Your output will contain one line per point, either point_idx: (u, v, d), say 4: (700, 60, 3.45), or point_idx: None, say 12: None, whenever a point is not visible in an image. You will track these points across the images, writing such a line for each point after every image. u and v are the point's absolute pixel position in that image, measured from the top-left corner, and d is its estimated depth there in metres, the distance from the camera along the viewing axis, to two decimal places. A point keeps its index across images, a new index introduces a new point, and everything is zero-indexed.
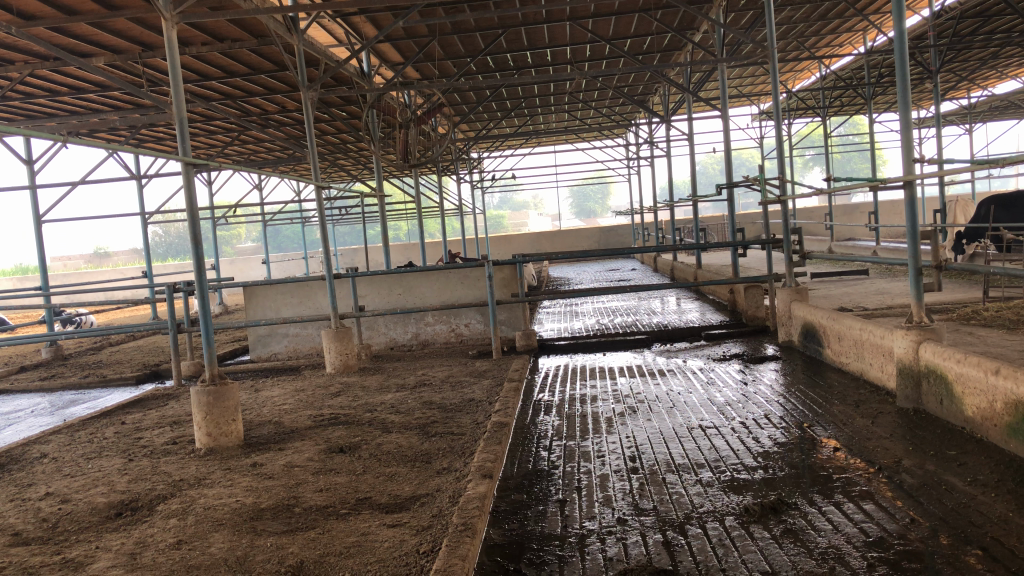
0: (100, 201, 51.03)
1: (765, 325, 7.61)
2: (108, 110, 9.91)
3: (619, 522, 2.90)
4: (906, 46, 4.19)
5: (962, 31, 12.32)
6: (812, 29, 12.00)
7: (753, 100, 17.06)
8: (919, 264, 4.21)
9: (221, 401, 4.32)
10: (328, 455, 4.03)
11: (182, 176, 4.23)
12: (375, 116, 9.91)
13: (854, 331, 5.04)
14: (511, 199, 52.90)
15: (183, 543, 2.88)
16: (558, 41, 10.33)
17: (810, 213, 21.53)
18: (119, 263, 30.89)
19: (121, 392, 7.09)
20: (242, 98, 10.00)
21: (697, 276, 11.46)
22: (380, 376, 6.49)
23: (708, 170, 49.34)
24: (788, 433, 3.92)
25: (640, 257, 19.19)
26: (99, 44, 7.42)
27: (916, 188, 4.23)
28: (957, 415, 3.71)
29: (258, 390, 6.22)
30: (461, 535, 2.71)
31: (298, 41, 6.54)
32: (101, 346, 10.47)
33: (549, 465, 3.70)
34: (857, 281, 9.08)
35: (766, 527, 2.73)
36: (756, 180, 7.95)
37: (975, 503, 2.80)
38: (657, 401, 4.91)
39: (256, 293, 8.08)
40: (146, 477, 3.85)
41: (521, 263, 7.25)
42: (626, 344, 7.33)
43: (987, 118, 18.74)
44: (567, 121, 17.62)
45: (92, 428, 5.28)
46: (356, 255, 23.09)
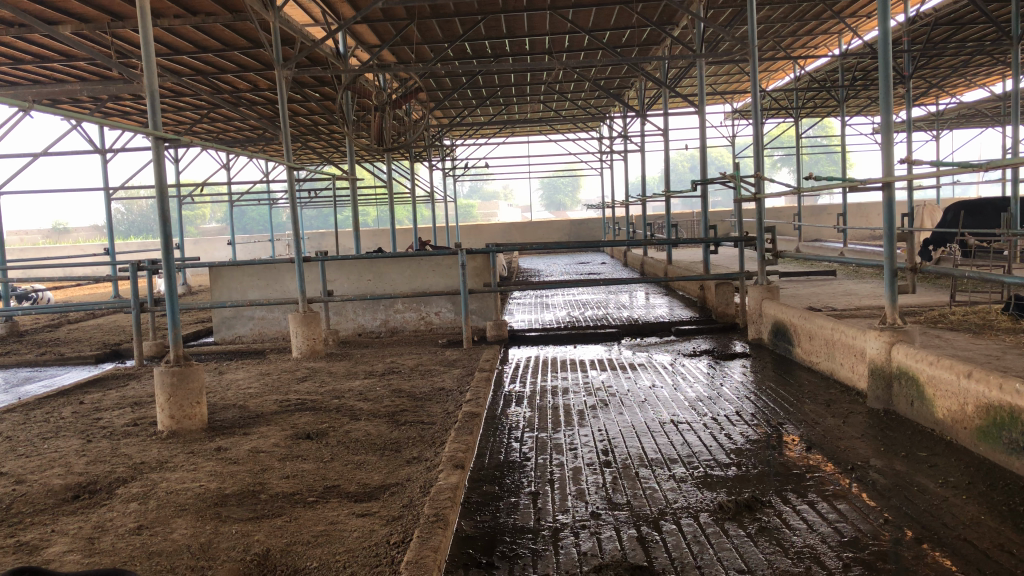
0: (62, 175, 49.94)
1: (734, 322, 7.64)
2: (73, 80, 9.64)
3: (592, 516, 2.87)
4: (890, 45, 4.19)
5: (935, 38, 12.47)
6: (788, 30, 12.06)
7: (727, 99, 17.15)
8: (894, 265, 4.22)
9: (185, 383, 4.21)
10: (294, 441, 3.95)
11: (151, 151, 4.09)
12: (349, 99, 9.76)
13: (826, 330, 5.06)
14: (481, 189, 52.81)
15: (143, 528, 2.79)
16: (537, 30, 10.24)
17: (778, 213, 21.73)
18: (79, 239, 30.26)
19: (79, 371, 6.92)
20: (214, 74, 9.79)
21: (666, 271, 11.49)
22: (348, 362, 6.40)
23: (679, 167, 49.66)
24: (759, 431, 3.92)
25: (610, 252, 19.23)
26: (66, 11, 7.21)
27: (894, 190, 4.22)
28: (927, 417, 3.73)
29: (222, 373, 6.10)
30: (433, 526, 2.66)
31: (275, 18, 6.38)
32: (58, 323, 10.21)
33: (521, 457, 3.66)
34: (826, 281, 9.16)
35: (741, 525, 2.72)
36: (730, 177, 7.95)
37: (947, 504, 2.81)
38: (628, 394, 4.90)
39: (222, 274, 7.93)
40: (105, 458, 3.73)
41: (493, 253, 7.19)
42: (597, 337, 7.32)
43: (953, 125, 19.06)
44: (541, 112, 17.56)
45: (48, 406, 5.13)
46: (323, 240, 22.86)
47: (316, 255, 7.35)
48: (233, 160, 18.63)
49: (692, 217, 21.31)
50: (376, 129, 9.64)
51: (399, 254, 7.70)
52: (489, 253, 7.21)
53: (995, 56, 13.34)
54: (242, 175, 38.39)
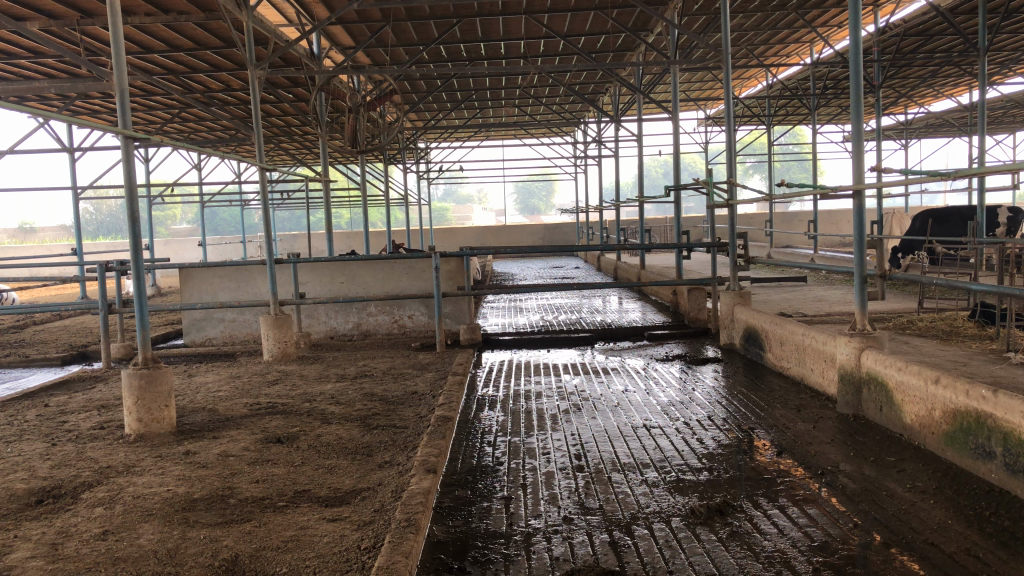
0: (29, 173, 49.17)
1: (707, 327, 7.68)
2: (41, 77, 9.49)
3: (564, 521, 2.87)
4: (861, 55, 4.23)
5: (905, 48, 12.65)
6: (762, 38, 12.18)
7: (701, 106, 17.28)
8: (864, 272, 4.27)
9: (154, 386, 4.15)
10: (264, 445, 3.90)
11: (120, 150, 4.03)
12: (324, 100, 9.70)
13: (796, 335, 5.10)
14: (456, 192, 52.84)
15: (109, 534, 2.74)
16: (513, 34, 10.25)
17: (750, 219, 21.95)
18: (45, 239, 29.79)
19: (44, 373, 6.80)
20: (185, 74, 9.69)
21: (640, 276, 11.54)
22: (320, 365, 6.35)
23: (653, 173, 49.97)
24: (730, 435, 3.94)
25: (584, 256, 19.30)
26: (34, 7, 7.09)
27: (865, 197, 4.27)
28: (895, 422, 3.78)
29: (191, 376, 6.03)
30: (404, 531, 2.64)
31: (248, 18, 6.32)
32: (24, 324, 10.03)
33: (494, 461, 3.64)
34: (797, 287, 9.26)
35: (712, 529, 2.73)
36: (703, 183, 7.99)
37: (915, 508, 2.85)
38: (601, 398, 4.90)
39: (192, 275, 7.84)
40: (70, 462, 3.67)
41: (467, 256, 7.17)
42: (570, 342, 7.33)
43: (922, 134, 19.36)
44: (516, 115, 17.57)
45: (13, 409, 5.04)
46: (296, 242, 22.70)
47: (288, 257, 7.29)
48: (205, 160, 18.44)
49: (665, 222, 21.46)
50: (350, 131, 9.58)
51: (372, 257, 7.65)
52: (463, 256, 7.19)
53: (962, 66, 13.57)
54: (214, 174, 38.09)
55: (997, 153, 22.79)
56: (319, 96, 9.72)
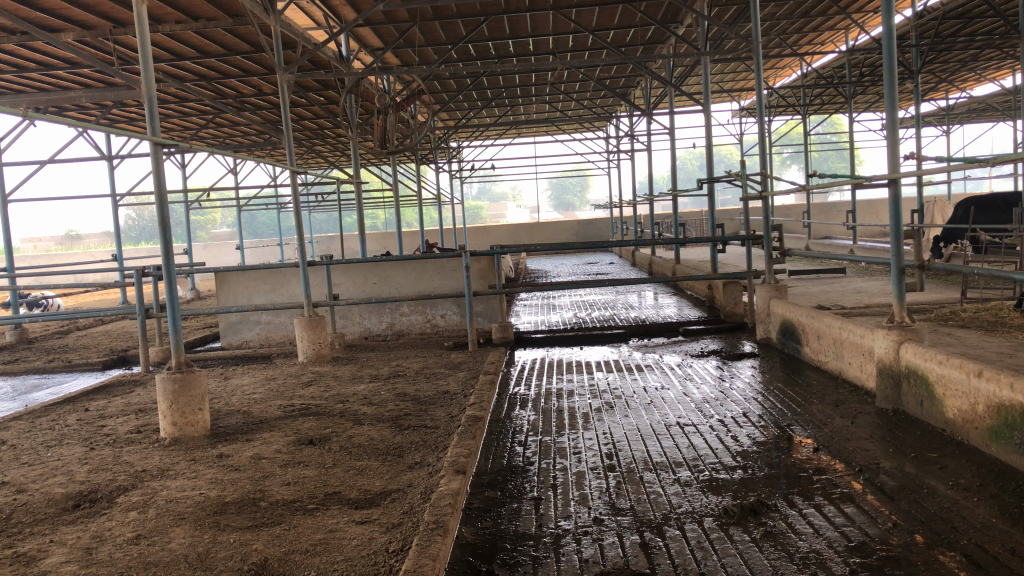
0: (72, 181, 50.26)
1: (743, 322, 7.57)
2: (78, 87, 9.66)
3: (594, 521, 2.83)
4: (894, 40, 4.12)
5: (944, 32, 12.35)
6: (795, 26, 11.99)
7: (734, 97, 17.07)
8: (901, 263, 4.16)
9: (188, 390, 4.19)
10: (296, 447, 3.92)
11: (149, 157, 4.06)
12: (353, 102, 9.74)
13: (834, 329, 5.00)
14: (490, 190, 52.97)
15: (142, 538, 2.76)
16: (541, 31, 10.21)
17: (788, 210, 21.65)
18: (89, 246, 30.52)
19: (86, 378, 6.93)
20: (217, 79, 9.79)
21: (675, 271, 11.41)
22: (353, 366, 6.38)
23: (687, 166, 49.56)
24: (766, 432, 3.87)
25: (618, 251, 19.18)
26: (67, 18, 7.21)
27: (901, 186, 4.15)
28: (937, 417, 3.67)
29: (228, 378, 6.10)
30: (432, 533, 2.62)
31: (276, 23, 6.37)
32: (67, 329, 10.24)
33: (524, 461, 3.62)
34: (835, 279, 9.10)
35: (745, 529, 2.67)
36: (736, 175, 7.86)
37: (957, 507, 2.76)
38: (634, 396, 4.85)
39: (228, 278, 7.93)
40: (107, 467, 3.71)
41: (499, 254, 7.14)
42: (604, 339, 7.27)
43: (964, 119, 18.91)
44: (547, 111, 17.51)
45: (54, 413, 5.13)
46: (331, 243, 22.90)
47: (321, 259, 7.34)
48: (241, 164, 18.67)
49: (700, 216, 21.25)
50: (380, 132, 9.60)
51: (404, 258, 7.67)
52: (494, 255, 7.16)
53: (1004, 49, 13.22)
54: (251, 178, 38.68)
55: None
56: (349, 98, 9.77)
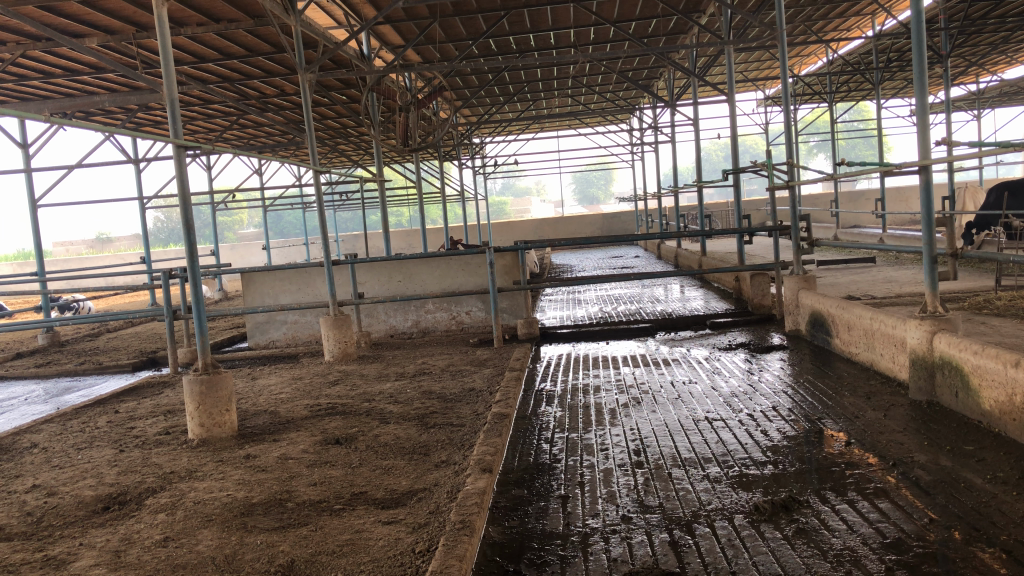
0: (100, 185, 50.98)
1: (771, 314, 7.48)
2: (103, 91, 9.77)
3: (622, 520, 2.79)
4: (923, 23, 4.03)
5: (973, 14, 12.11)
6: (819, 14, 11.84)
7: (759, 86, 16.88)
8: (933, 251, 4.07)
9: (214, 391, 4.20)
10: (323, 447, 3.92)
11: (172, 159, 4.08)
12: (375, 100, 9.74)
13: (864, 320, 4.91)
14: (513, 185, 52.97)
15: (170, 540, 2.77)
16: (562, 24, 10.16)
17: (815, 200, 21.40)
18: (119, 249, 31.00)
19: (117, 379, 7.00)
20: (240, 81, 9.85)
21: (701, 263, 11.32)
22: (380, 364, 6.39)
23: (712, 157, 49.19)
24: (797, 426, 3.80)
25: (643, 244, 19.09)
26: (90, 24, 7.28)
27: (934, 173, 4.05)
28: (973, 408, 3.59)
29: (255, 378, 6.13)
30: (459, 533, 2.60)
31: (297, 23, 6.37)
32: (98, 332, 10.38)
33: (551, 459, 3.59)
34: (865, 269, 8.96)
35: (777, 527, 2.62)
36: (762, 165, 7.74)
37: (996, 501, 2.68)
38: (661, 391, 4.80)
39: (254, 279, 7.97)
40: (136, 469, 3.74)
41: (523, 250, 7.09)
42: (630, 333, 7.22)
43: (994, 104, 18.56)
44: (570, 105, 17.43)
45: (85, 416, 5.18)
46: (357, 241, 23.01)
47: (346, 258, 7.34)
48: (266, 165, 18.78)
49: (725, 207, 21.09)
50: (402, 130, 9.59)
51: (428, 255, 7.66)
52: (518, 250, 7.12)
53: None
54: (276, 177, 39.10)
55: None
56: (371, 96, 9.78)
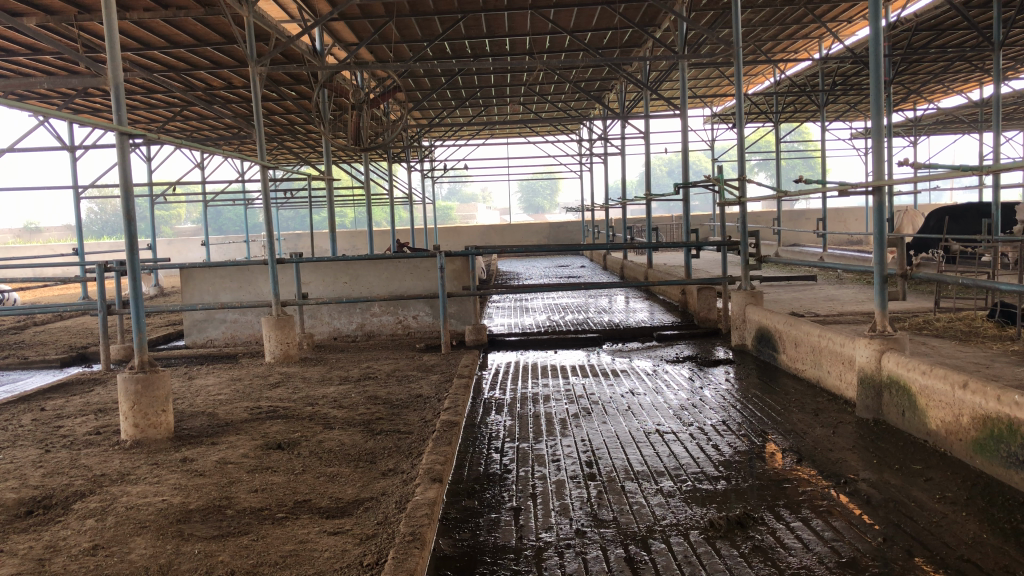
0: (32, 171, 49.11)
1: (716, 327, 7.54)
2: (40, 74, 9.38)
3: (577, 534, 2.73)
4: (881, 43, 4.08)
5: (915, 44, 12.47)
6: (769, 34, 12.04)
7: (707, 103, 17.13)
8: (885, 271, 4.12)
9: (151, 391, 4.01)
10: (264, 452, 3.77)
11: (115, 147, 3.89)
12: (326, 97, 9.54)
13: (812, 337, 4.96)
14: (460, 191, 52.84)
15: (99, 549, 2.61)
16: (518, 30, 10.11)
17: (759, 217, 21.81)
18: (51, 239, 29.99)
19: (43, 376, 6.68)
20: (186, 71, 9.58)
21: (648, 275, 11.38)
22: (323, 367, 6.22)
23: (658, 172, 49.87)
24: (748, 441, 3.79)
25: (590, 255, 19.16)
26: (29, 2, 6.97)
27: (887, 195, 4.11)
28: (919, 428, 3.63)
29: (192, 378, 5.92)
30: (409, 546, 2.51)
31: (250, 14, 6.15)
32: (24, 325, 9.93)
33: (502, 469, 3.51)
34: (808, 286, 9.10)
35: (733, 544, 2.59)
36: (713, 180, 7.76)
37: (947, 521, 2.70)
38: (611, 402, 4.77)
39: (194, 275, 7.72)
40: (63, 470, 3.54)
41: (473, 255, 7.01)
42: (578, 342, 7.19)
43: (931, 131, 19.15)
44: (520, 112, 17.42)
45: (8, 413, 4.92)
46: (300, 241, 22.64)
47: (291, 257, 7.16)
48: (208, 159, 18.32)
49: (671, 221, 21.36)
50: (353, 128, 9.40)
51: (375, 257, 7.52)
52: (468, 256, 7.04)
53: (973, 62, 13.41)
54: (219, 172, 38.26)
55: (1009, 150, 22.62)
56: (321, 92, 9.58)
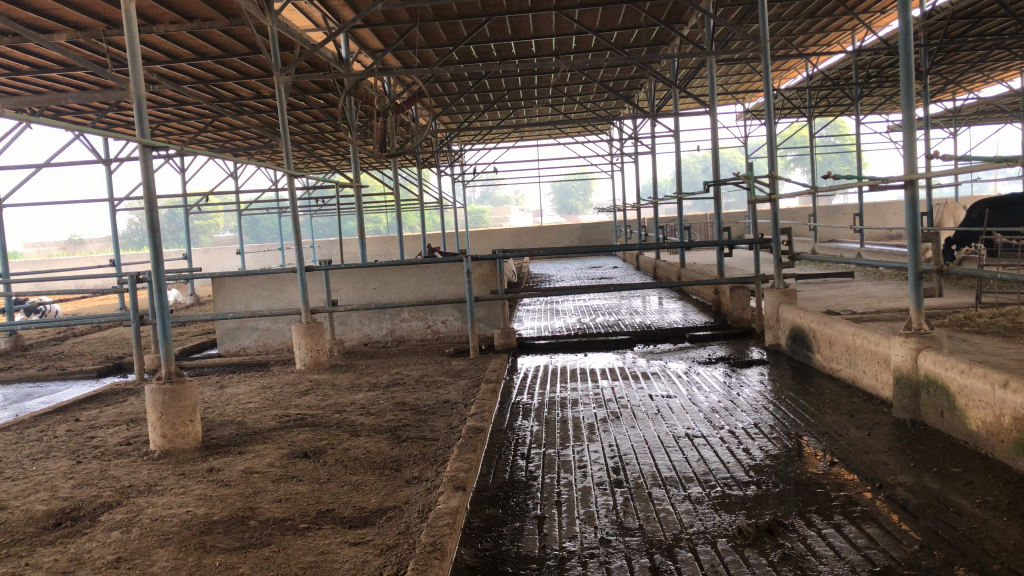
0: (75, 185, 50.17)
1: (751, 327, 7.41)
2: (75, 89, 9.55)
3: (601, 543, 2.67)
4: (911, 35, 3.97)
5: (952, 32, 12.20)
6: (800, 28, 11.86)
7: (738, 99, 16.95)
8: (919, 267, 4.00)
9: (178, 401, 4.04)
10: (291, 461, 3.77)
11: (139, 160, 3.92)
12: (353, 104, 9.56)
13: (846, 335, 4.84)
14: (493, 194, 52.95)
15: (122, 561, 2.61)
16: (544, 32, 10.08)
17: (794, 214, 21.52)
18: (92, 251, 30.56)
19: (80, 386, 6.77)
20: (215, 82, 9.69)
21: (680, 275, 11.26)
22: (353, 374, 6.23)
23: (691, 170, 49.56)
24: (780, 444, 3.70)
25: (622, 256, 19.07)
26: (59, 19, 7.09)
27: (921, 189, 3.99)
28: (958, 429, 3.51)
29: (223, 386, 5.96)
30: (429, 556, 2.47)
31: (274, 24, 6.17)
32: (64, 336, 10.10)
33: (527, 476, 3.46)
34: (844, 283, 8.92)
35: (762, 552, 2.52)
36: (744, 177, 7.60)
37: (987, 528, 2.59)
38: (641, 406, 4.69)
39: (225, 284, 7.79)
40: (92, 481, 3.56)
41: (501, 259, 6.96)
42: (608, 344, 7.11)
43: (971, 122, 18.75)
44: (549, 113, 17.37)
45: (45, 424, 4.99)
46: (334, 247, 22.80)
47: (320, 264, 7.18)
48: (242, 168, 18.54)
49: (705, 219, 21.16)
50: (380, 134, 9.41)
51: (403, 263, 7.52)
52: (496, 259, 7.00)
53: (1013, 49, 13.10)
54: (253, 181, 38.79)
55: None
56: (348, 99, 9.61)
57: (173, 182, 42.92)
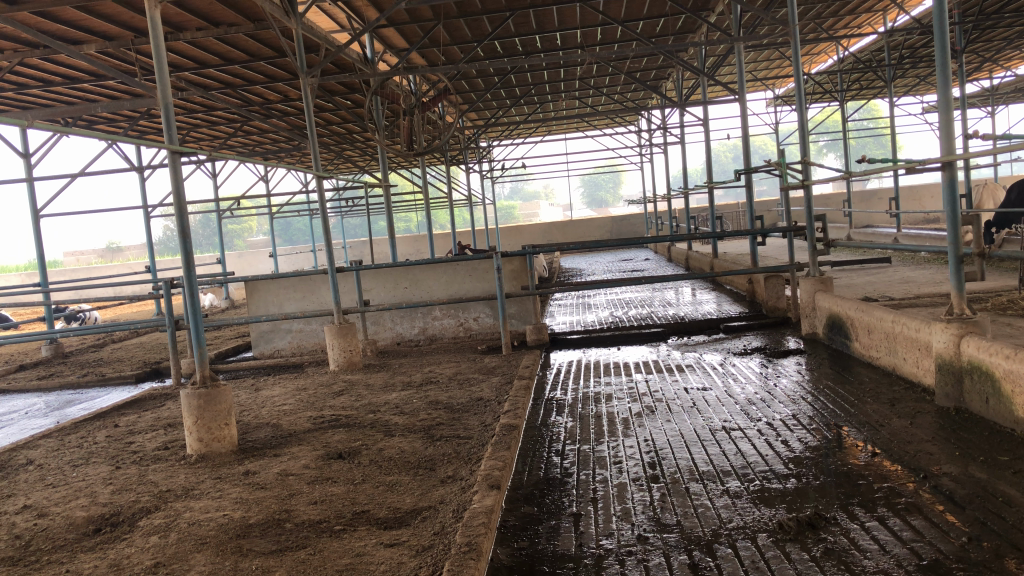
0: (110, 193, 50.93)
1: (787, 316, 7.30)
2: (106, 98, 9.68)
3: (638, 540, 2.63)
4: (946, 12, 3.86)
5: (988, 9, 11.90)
6: (829, 10, 11.65)
7: (768, 86, 16.72)
8: (959, 251, 3.89)
9: (213, 405, 4.06)
10: (326, 462, 3.78)
11: (168, 166, 3.94)
12: (379, 103, 9.57)
13: (886, 322, 4.74)
14: (522, 190, 52.87)
15: (161, 566, 2.63)
16: (568, 24, 10.02)
17: (828, 200, 21.18)
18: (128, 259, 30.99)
19: (119, 392, 6.87)
20: (243, 87, 9.77)
21: (713, 265, 11.14)
22: (386, 373, 6.25)
23: (722, 159, 49.07)
24: (819, 436, 3.62)
25: (654, 247, 18.96)
26: (88, 30, 7.18)
27: (959, 170, 3.89)
28: (1005, 416, 3.41)
29: (259, 389, 6.00)
30: (464, 557, 2.44)
31: (299, 27, 6.18)
32: (103, 343, 10.26)
33: (562, 473, 3.43)
34: (883, 269, 8.75)
35: (803, 547, 2.46)
36: (775, 164, 7.47)
37: None
38: (676, 399, 4.63)
39: (258, 287, 7.85)
40: (131, 487, 3.60)
41: (531, 254, 6.93)
42: (641, 338, 7.05)
43: (1009, 100, 18.31)
44: (576, 106, 17.29)
45: (84, 430, 5.06)
46: (366, 247, 22.90)
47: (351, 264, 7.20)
48: (272, 172, 18.71)
49: (737, 208, 20.90)
50: (407, 132, 9.40)
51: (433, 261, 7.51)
52: (526, 255, 6.97)
53: None
54: (284, 184, 39.13)
55: None
56: (374, 99, 9.62)
57: (205, 188, 43.40)
